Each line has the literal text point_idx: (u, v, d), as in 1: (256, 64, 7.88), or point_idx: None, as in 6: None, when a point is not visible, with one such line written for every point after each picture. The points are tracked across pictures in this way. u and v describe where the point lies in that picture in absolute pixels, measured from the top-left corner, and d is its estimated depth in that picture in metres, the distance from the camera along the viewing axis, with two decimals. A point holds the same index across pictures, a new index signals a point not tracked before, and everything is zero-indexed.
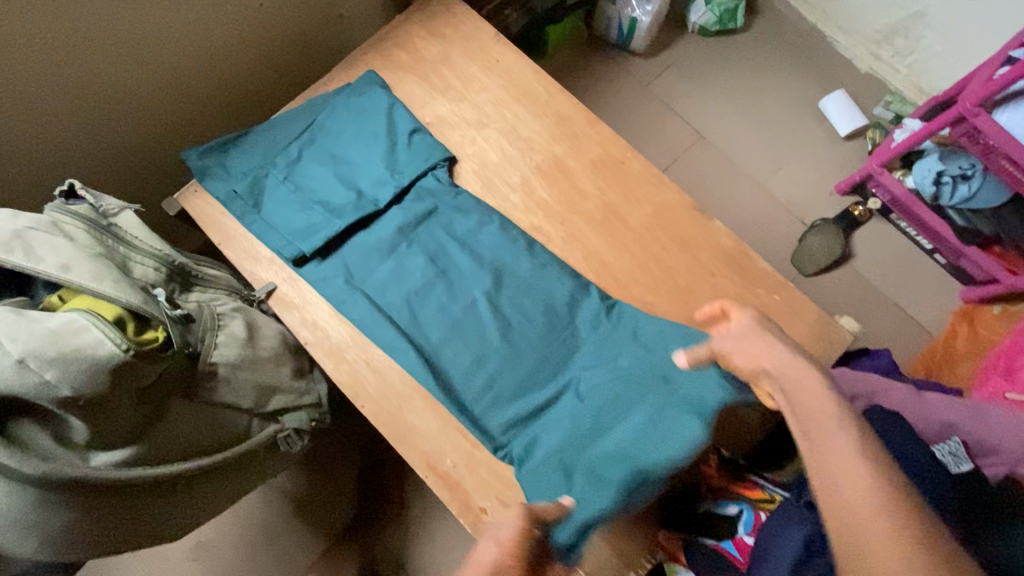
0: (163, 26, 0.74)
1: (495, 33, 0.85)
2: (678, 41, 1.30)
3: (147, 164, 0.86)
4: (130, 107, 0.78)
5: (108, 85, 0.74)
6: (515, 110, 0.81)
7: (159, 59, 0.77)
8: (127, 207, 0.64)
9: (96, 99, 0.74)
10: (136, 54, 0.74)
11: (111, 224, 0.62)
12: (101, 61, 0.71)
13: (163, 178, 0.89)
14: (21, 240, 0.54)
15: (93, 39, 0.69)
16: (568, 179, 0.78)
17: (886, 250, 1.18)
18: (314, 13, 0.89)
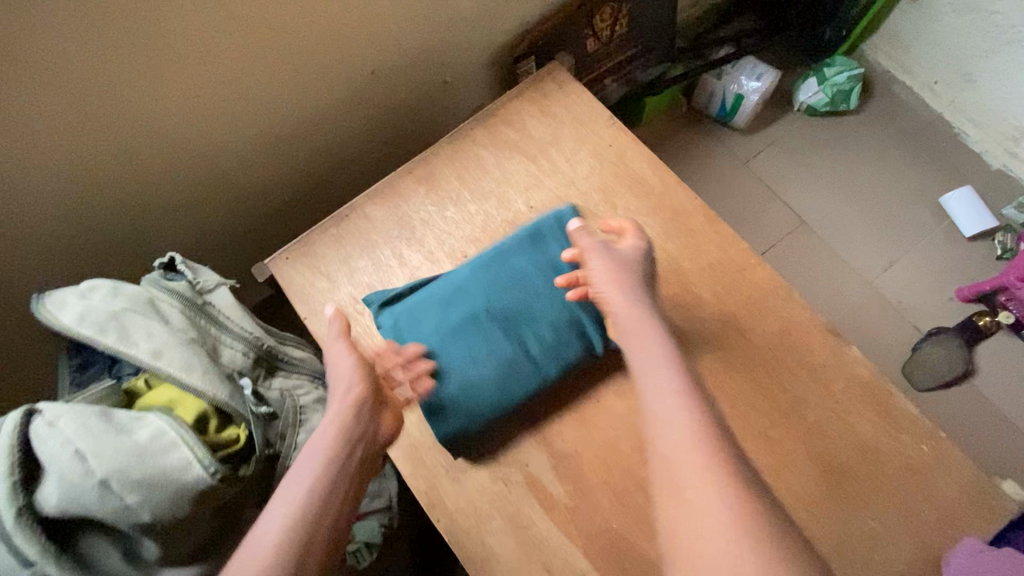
0: (272, 91, 0.73)
1: (610, 115, 0.80)
2: (783, 118, 1.22)
3: (235, 219, 0.84)
4: (229, 165, 0.77)
5: (210, 145, 0.73)
6: (626, 201, 0.75)
7: (266, 119, 0.75)
8: (221, 282, 0.61)
9: (198, 159, 0.74)
10: (241, 117, 0.73)
11: (206, 303, 0.58)
12: (208, 117, 0.70)
13: (250, 232, 0.88)
14: (118, 323, 0.52)
15: (202, 102, 0.68)
16: (682, 283, 0.70)
17: (1015, 369, 1.04)
18: (419, 79, 0.87)
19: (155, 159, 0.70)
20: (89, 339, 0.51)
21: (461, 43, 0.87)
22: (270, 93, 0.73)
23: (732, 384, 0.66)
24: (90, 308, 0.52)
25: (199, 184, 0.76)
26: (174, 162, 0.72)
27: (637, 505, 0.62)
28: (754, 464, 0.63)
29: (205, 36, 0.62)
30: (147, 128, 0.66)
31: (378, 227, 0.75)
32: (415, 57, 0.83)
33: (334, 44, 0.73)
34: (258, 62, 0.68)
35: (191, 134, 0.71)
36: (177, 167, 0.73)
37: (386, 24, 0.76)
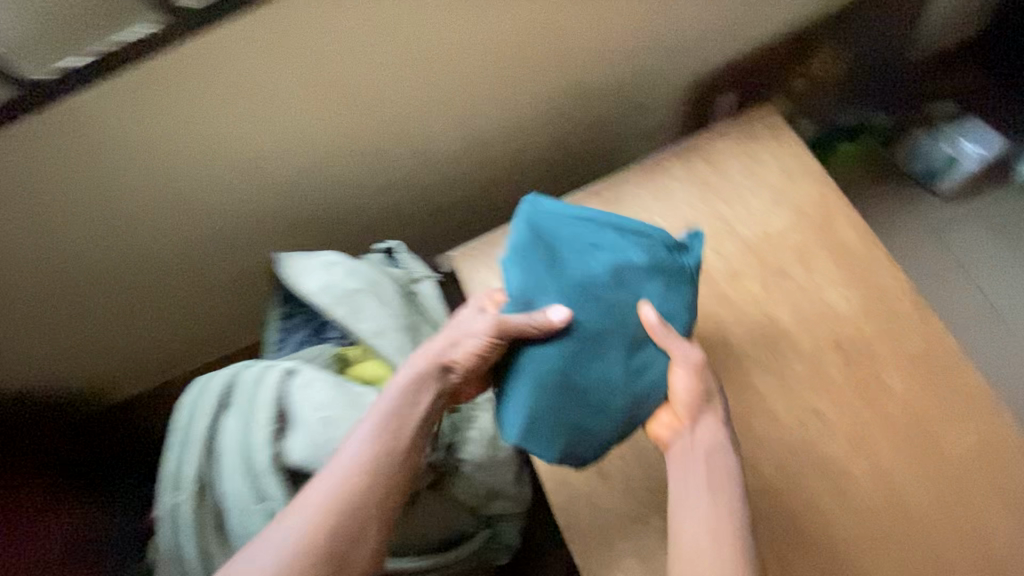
0: (494, 87, 0.77)
1: (819, 172, 0.76)
2: (995, 192, 1.08)
3: (412, 202, 0.88)
4: (430, 151, 0.82)
5: (424, 131, 0.79)
6: (823, 265, 0.71)
7: (476, 113, 0.80)
8: (431, 276, 0.66)
9: (407, 141, 0.79)
10: (459, 108, 0.78)
11: (415, 293, 0.65)
12: (438, 107, 0.76)
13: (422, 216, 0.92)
14: (352, 300, 0.59)
15: (436, 89, 0.74)
16: (871, 367, 0.66)
17: None
18: (620, 98, 0.89)
19: (380, 134, 0.77)
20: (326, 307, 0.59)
21: (669, 65, 0.86)
22: (490, 90, 0.77)
23: (908, 488, 0.62)
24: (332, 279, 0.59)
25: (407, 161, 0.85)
26: (390, 140, 0.78)
27: None
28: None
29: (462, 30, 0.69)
30: (389, 108, 0.74)
31: None
32: (623, 76, 0.85)
33: (560, 51, 0.77)
34: (492, 59, 0.73)
35: (420, 120, 0.78)
36: (388, 144, 0.78)
37: (608, 40, 0.79)
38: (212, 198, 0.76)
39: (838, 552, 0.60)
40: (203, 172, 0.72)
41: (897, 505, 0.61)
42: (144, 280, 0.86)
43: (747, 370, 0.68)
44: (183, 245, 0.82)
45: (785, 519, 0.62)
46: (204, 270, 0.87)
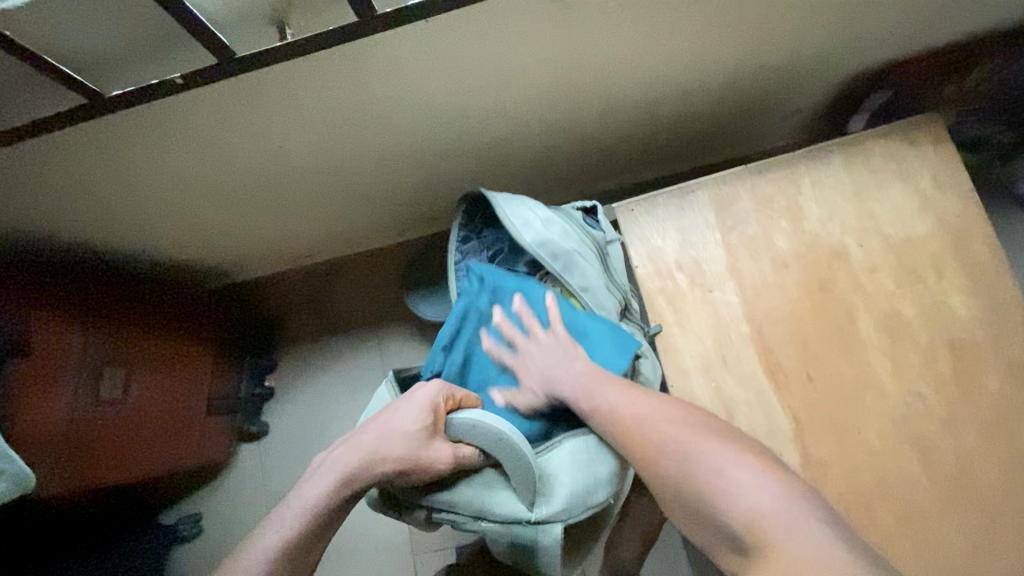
0: (685, 44, 0.83)
1: (969, 186, 0.83)
2: None
3: (578, 135, 0.99)
4: (610, 93, 0.90)
5: (611, 75, 0.86)
6: (951, 273, 0.81)
7: (661, 65, 0.86)
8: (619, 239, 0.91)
9: (594, 81, 0.87)
10: (648, 58, 0.84)
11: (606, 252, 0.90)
12: (631, 55, 0.83)
13: (579, 147, 1.02)
14: (568, 257, 0.85)
15: (639, 39, 0.80)
16: (974, 369, 0.78)
17: None
18: (782, 78, 0.96)
19: (574, 73, 0.84)
20: (545, 258, 0.85)
21: (838, 49, 0.92)
22: (680, 46, 0.83)
23: (983, 467, 0.75)
24: (548, 235, 0.85)
25: (585, 105, 0.92)
26: (582, 78, 0.85)
27: (862, 524, 0.74)
28: (974, 536, 0.73)
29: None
30: (593, 55, 0.81)
31: (713, 206, 0.87)
32: (797, 57, 0.91)
33: (758, 25, 0.83)
34: (696, 18, 0.79)
35: (612, 70, 0.85)
36: (579, 82, 0.86)
37: (800, 21, 0.84)
38: (416, 110, 0.84)
39: (912, 508, 0.74)
40: (418, 86, 0.79)
41: (970, 480, 0.75)
42: (329, 172, 0.95)
43: (865, 348, 0.80)
44: (374, 147, 0.91)
45: (876, 475, 0.76)
46: (378, 170, 0.97)
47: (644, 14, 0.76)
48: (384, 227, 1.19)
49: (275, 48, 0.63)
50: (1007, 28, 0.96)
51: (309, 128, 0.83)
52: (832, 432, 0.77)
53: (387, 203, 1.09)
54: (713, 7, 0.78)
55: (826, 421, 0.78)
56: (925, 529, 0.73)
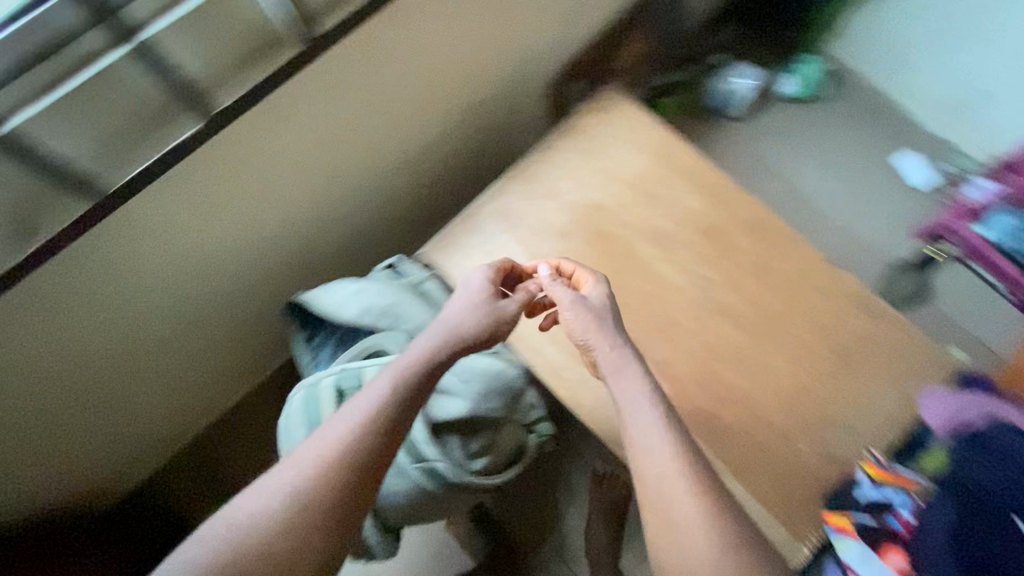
0: (405, 111, 1.01)
1: (655, 120, 1.08)
2: (771, 108, 1.52)
3: (369, 211, 1.12)
4: (371, 169, 1.05)
5: (361, 156, 1.01)
6: (676, 183, 1.04)
7: (398, 132, 1.03)
8: (428, 275, 1.02)
9: (350, 166, 1.01)
10: (382, 131, 1.00)
11: (422, 290, 1.00)
12: (368, 134, 0.98)
13: (378, 220, 1.15)
14: (389, 309, 0.94)
15: (364, 122, 0.96)
16: (724, 239, 0.99)
17: (965, 291, 1.37)
18: (501, 103, 1.18)
19: (329, 166, 0.97)
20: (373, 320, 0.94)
21: (527, 70, 1.16)
22: (403, 114, 1.01)
23: (764, 301, 0.95)
24: (365, 301, 0.94)
25: (357, 186, 1.05)
26: (339, 167, 0.99)
27: (713, 388, 0.90)
28: (785, 352, 0.92)
29: (383, 77, 0.92)
30: (340, 146, 0.95)
31: (494, 215, 1.03)
32: (501, 86, 1.14)
33: (453, 76, 1.03)
34: (398, 89, 0.96)
35: (363, 151, 1.00)
36: (337, 170, 0.99)
37: (484, 62, 1.06)
38: (206, 251, 0.91)
39: (737, 356, 0.92)
40: (195, 232, 0.87)
41: (763, 316, 0.94)
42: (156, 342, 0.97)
43: (650, 262, 0.99)
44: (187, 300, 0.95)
45: (706, 348, 0.92)
46: (204, 319, 1.01)
47: (356, 103, 0.91)
48: (244, 370, 1.20)
49: (25, 254, 0.69)
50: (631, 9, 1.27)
51: (110, 309, 0.86)
52: (662, 336, 0.93)
53: (232, 345, 1.12)
54: (411, 78, 0.96)
55: (653, 329, 0.94)
56: (754, 367, 0.91)
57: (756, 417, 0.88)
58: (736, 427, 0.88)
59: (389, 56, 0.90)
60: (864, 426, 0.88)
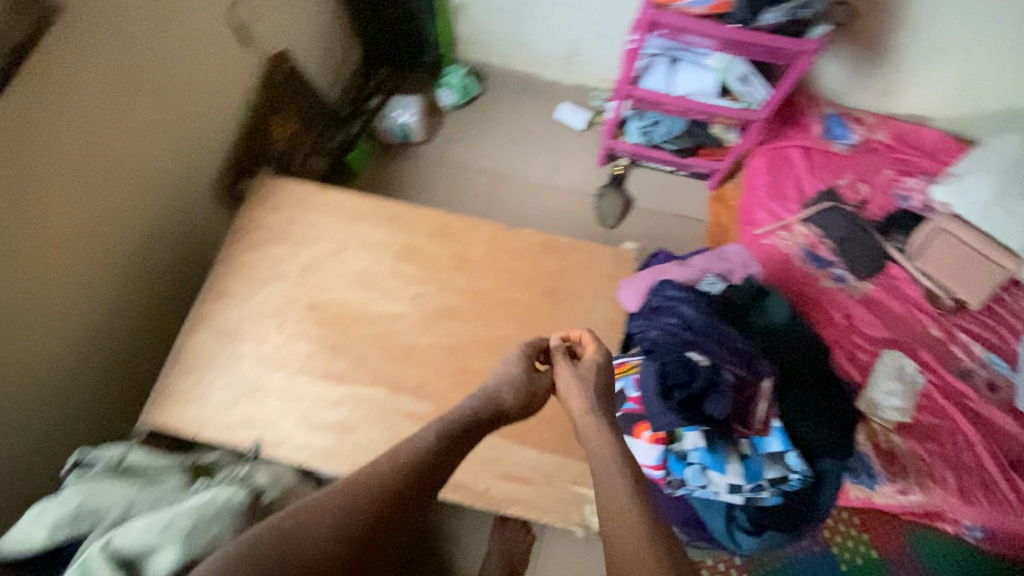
0: (51, 305, 0.90)
1: (317, 185, 1.14)
2: (443, 121, 1.70)
3: (76, 411, 0.99)
4: (47, 377, 0.92)
5: (24, 372, 0.88)
6: (359, 228, 1.10)
7: (60, 326, 0.93)
8: (128, 447, 0.82)
9: (16, 390, 0.87)
10: (36, 337, 0.89)
11: (127, 466, 0.79)
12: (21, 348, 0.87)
13: (96, 411, 1.04)
14: (85, 508, 0.72)
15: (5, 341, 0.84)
16: (420, 253, 1.08)
17: (654, 185, 1.65)
18: (171, 237, 1.13)
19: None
20: (73, 530, 0.71)
21: (180, 197, 1.13)
22: (51, 307, 0.90)
23: (476, 286, 1.06)
24: (51, 516, 0.71)
25: (43, 399, 0.92)
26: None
27: (467, 380, 0.97)
28: (510, 317, 1.03)
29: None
30: None
31: (206, 346, 1.00)
32: (158, 225, 1.09)
33: (93, 242, 0.96)
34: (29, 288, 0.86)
35: (17, 373, 0.87)
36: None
37: (117, 216, 1.00)
38: None
39: (475, 342, 1.01)
40: None
41: (480, 299, 1.05)
42: None
43: (370, 306, 1.03)
44: None
45: (447, 352, 1.00)
46: None
47: None
48: None
49: None
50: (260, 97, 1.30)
51: None
52: (407, 365, 0.98)
53: None
54: (29, 276, 0.86)
55: (397, 362, 0.98)
56: (492, 344, 1.00)
57: None
58: None
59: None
60: None
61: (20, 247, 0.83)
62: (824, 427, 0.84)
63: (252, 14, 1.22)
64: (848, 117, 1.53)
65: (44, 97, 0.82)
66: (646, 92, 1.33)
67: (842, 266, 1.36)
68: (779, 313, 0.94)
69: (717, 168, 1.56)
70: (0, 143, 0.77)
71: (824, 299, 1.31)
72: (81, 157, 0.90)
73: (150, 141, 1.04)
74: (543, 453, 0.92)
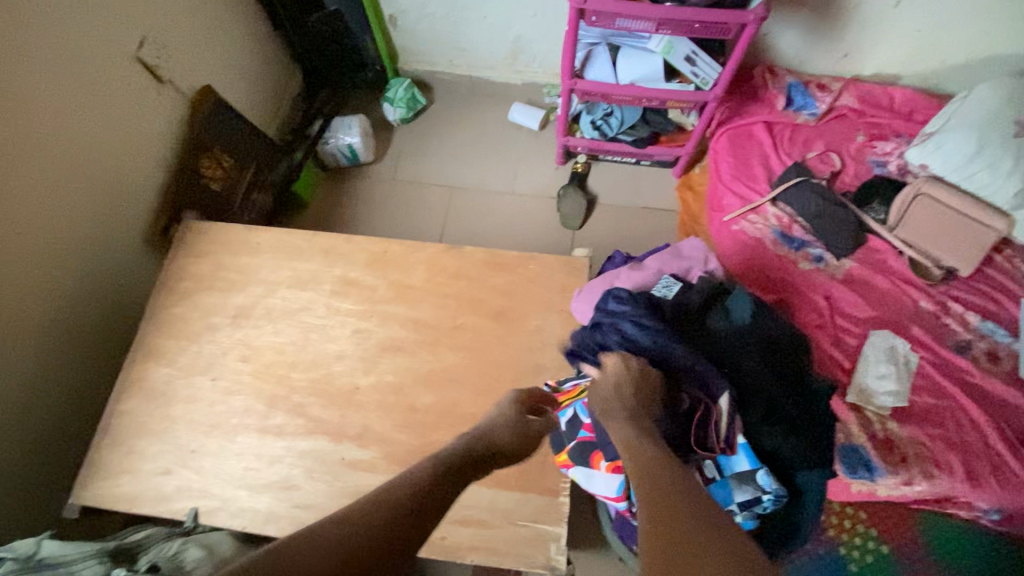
0: None
1: (245, 225, 1.08)
2: (393, 138, 1.64)
3: (20, 494, 0.93)
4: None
5: None
6: (292, 266, 1.03)
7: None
8: (40, 539, 0.74)
9: None
10: None
11: (41, 561, 0.71)
12: None
13: (42, 490, 0.98)
14: None
15: None
16: (358, 286, 1.02)
17: (617, 178, 1.57)
18: (102, 296, 1.07)
19: None
20: None
21: (110, 253, 1.08)
22: None
23: (420, 314, 0.99)
24: None
25: None
26: None
27: (414, 418, 0.91)
28: (458, 344, 0.96)
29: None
30: None
31: (139, 411, 0.94)
32: (83, 288, 1.02)
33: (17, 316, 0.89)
34: None
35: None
36: None
37: (31, 291, 0.92)
38: None
39: (422, 376, 0.94)
40: None
41: (425, 328, 0.98)
42: None
43: (308, 349, 0.97)
44: None
45: (392, 390, 0.93)
46: None
47: None
48: None
49: None
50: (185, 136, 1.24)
51: None
52: (349, 410, 0.92)
53: None
54: None
55: (340, 408, 0.92)
56: (439, 376, 0.94)
57: (463, 416, 0.91)
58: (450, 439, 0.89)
59: None
60: (548, 361, 0.94)
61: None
62: (799, 436, 0.78)
63: (158, 55, 1.14)
64: (811, 85, 1.43)
65: None
66: (591, 85, 1.25)
67: (819, 245, 1.27)
68: (739, 314, 0.85)
69: (680, 154, 1.47)
70: None
71: (801, 283, 1.23)
72: None
73: (60, 204, 0.96)
74: (500, 490, 0.85)
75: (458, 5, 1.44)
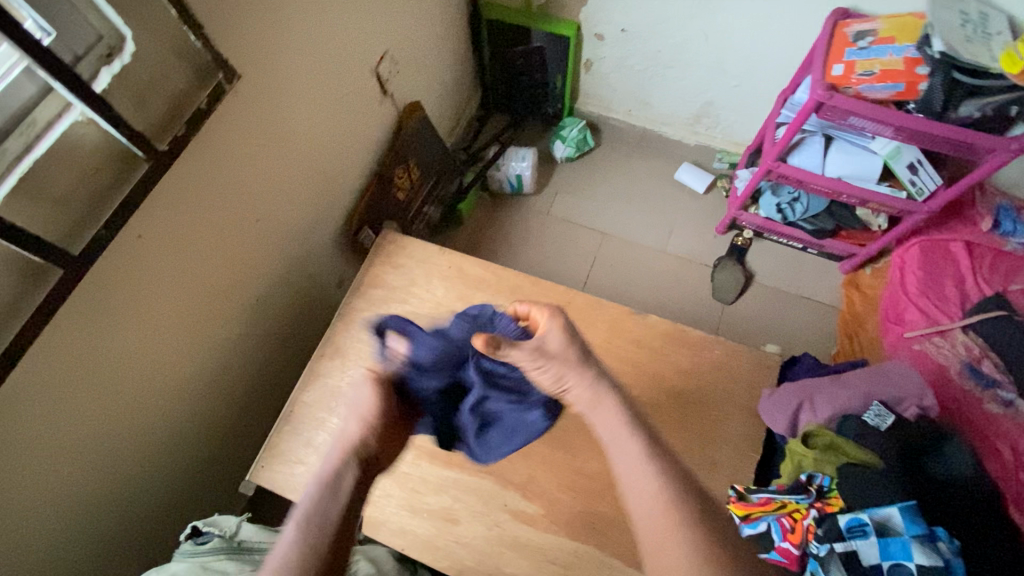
0: (188, 352, 0.91)
1: (439, 247, 1.11)
2: (555, 172, 1.65)
3: (188, 449, 0.99)
4: (170, 421, 0.93)
5: (156, 415, 0.89)
6: (479, 298, 1.06)
7: (192, 371, 0.93)
8: (241, 521, 0.78)
9: (144, 434, 0.88)
10: (171, 383, 0.90)
11: (241, 544, 0.76)
12: (156, 394, 0.87)
13: (205, 449, 1.04)
14: None
15: (146, 389, 0.85)
16: None
17: (778, 260, 1.52)
18: (294, 282, 1.13)
19: (115, 448, 0.84)
20: None
21: (311, 245, 1.14)
22: (187, 354, 0.91)
23: None
24: None
25: (166, 439, 0.94)
26: (130, 441, 0.86)
27: (580, 482, 0.90)
28: None
29: (119, 357, 0.78)
30: (110, 433, 0.82)
31: (318, 405, 0.98)
32: (285, 273, 1.09)
33: (232, 290, 0.96)
34: (171, 338, 0.86)
35: (138, 428, 0.86)
36: (122, 451, 0.85)
37: (250, 271, 0.99)
38: None
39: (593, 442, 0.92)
40: None
41: None
42: None
43: None
44: None
45: (562, 448, 0.92)
46: None
47: (122, 382, 0.80)
48: None
49: None
50: (387, 144, 1.30)
51: None
52: (516, 457, 0.92)
53: None
54: (173, 328, 0.86)
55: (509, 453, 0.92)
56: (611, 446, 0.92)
57: None
58: (616, 514, 0.87)
59: (144, 323, 0.80)
60: (727, 458, 0.90)
61: (161, 312, 0.82)
62: None
63: (391, 70, 1.22)
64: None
65: (205, 163, 0.81)
66: (794, 170, 1.22)
67: (1011, 387, 1.13)
68: (959, 467, 0.80)
69: (858, 254, 1.41)
70: (171, 200, 0.78)
71: (986, 426, 1.11)
72: (228, 216, 0.89)
73: (289, 198, 1.03)
74: None
75: (660, 60, 1.45)
